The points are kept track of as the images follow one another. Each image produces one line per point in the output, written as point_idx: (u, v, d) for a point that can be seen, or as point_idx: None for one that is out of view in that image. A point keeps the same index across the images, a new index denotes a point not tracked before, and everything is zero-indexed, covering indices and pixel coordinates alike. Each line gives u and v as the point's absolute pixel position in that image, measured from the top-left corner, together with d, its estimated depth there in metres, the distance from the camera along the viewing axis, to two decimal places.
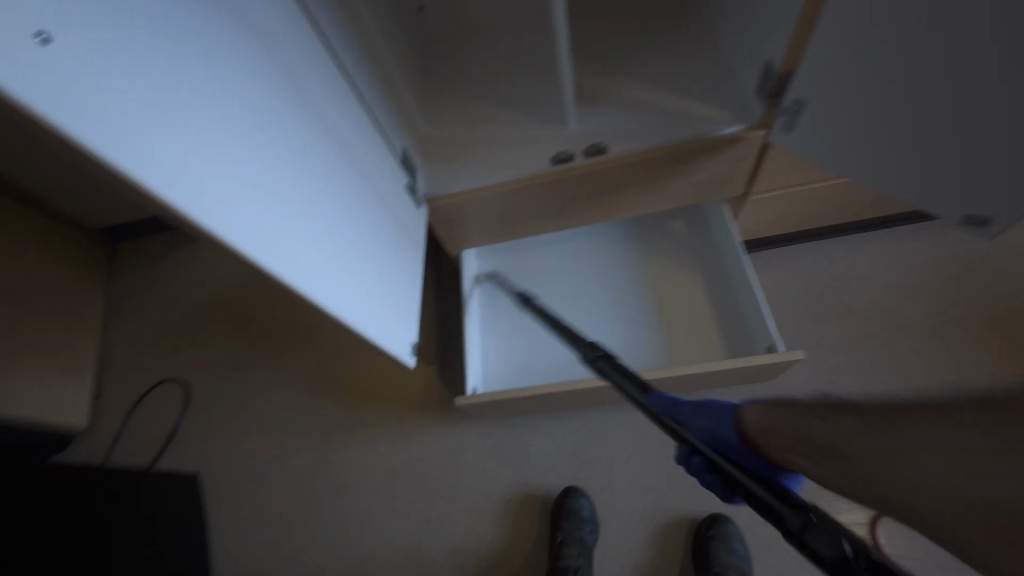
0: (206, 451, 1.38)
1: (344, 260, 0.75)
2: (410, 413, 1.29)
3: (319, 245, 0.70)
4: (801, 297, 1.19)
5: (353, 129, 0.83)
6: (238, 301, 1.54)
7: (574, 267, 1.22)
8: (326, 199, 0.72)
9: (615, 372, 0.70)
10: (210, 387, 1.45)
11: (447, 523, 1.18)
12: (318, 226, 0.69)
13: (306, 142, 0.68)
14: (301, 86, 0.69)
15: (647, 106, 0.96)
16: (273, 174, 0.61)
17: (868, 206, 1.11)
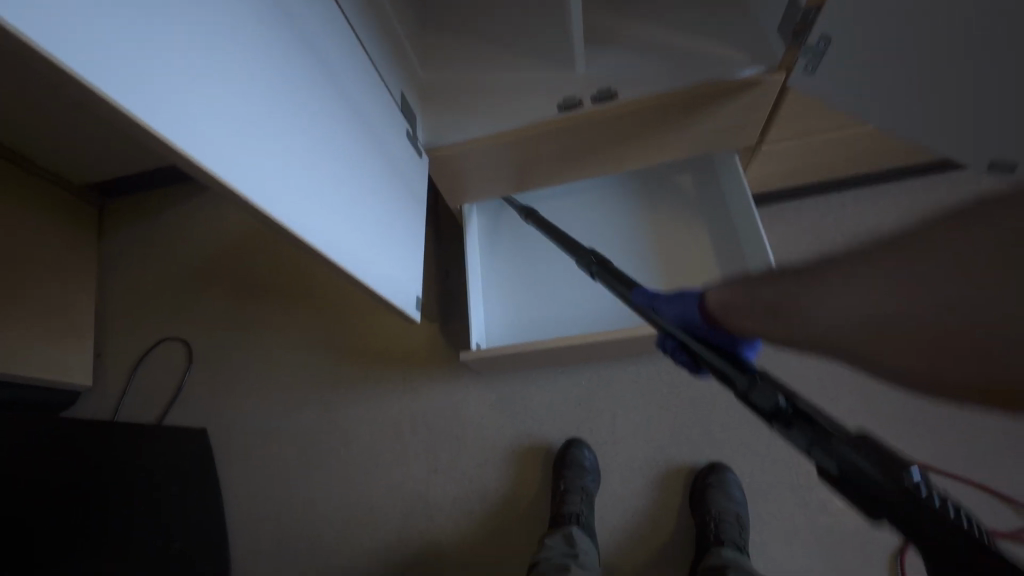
0: (218, 405, 1.42)
1: (348, 213, 0.73)
2: (415, 368, 1.32)
3: (323, 195, 0.68)
4: (811, 252, 1.17)
5: (350, 73, 0.78)
6: (239, 259, 1.53)
7: (578, 221, 1.20)
8: (325, 148, 0.69)
9: (608, 277, 0.78)
10: (217, 345, 1.47)
11: (453, 472, 1.22)
12: (320, 175, 0.67)
13: (302, 85, 0.64)
14: (292, 21, 0.64)
15: (660, 48, 0.90)
16: (270, 117, 0.58)
17: (888, 156, 1.06)
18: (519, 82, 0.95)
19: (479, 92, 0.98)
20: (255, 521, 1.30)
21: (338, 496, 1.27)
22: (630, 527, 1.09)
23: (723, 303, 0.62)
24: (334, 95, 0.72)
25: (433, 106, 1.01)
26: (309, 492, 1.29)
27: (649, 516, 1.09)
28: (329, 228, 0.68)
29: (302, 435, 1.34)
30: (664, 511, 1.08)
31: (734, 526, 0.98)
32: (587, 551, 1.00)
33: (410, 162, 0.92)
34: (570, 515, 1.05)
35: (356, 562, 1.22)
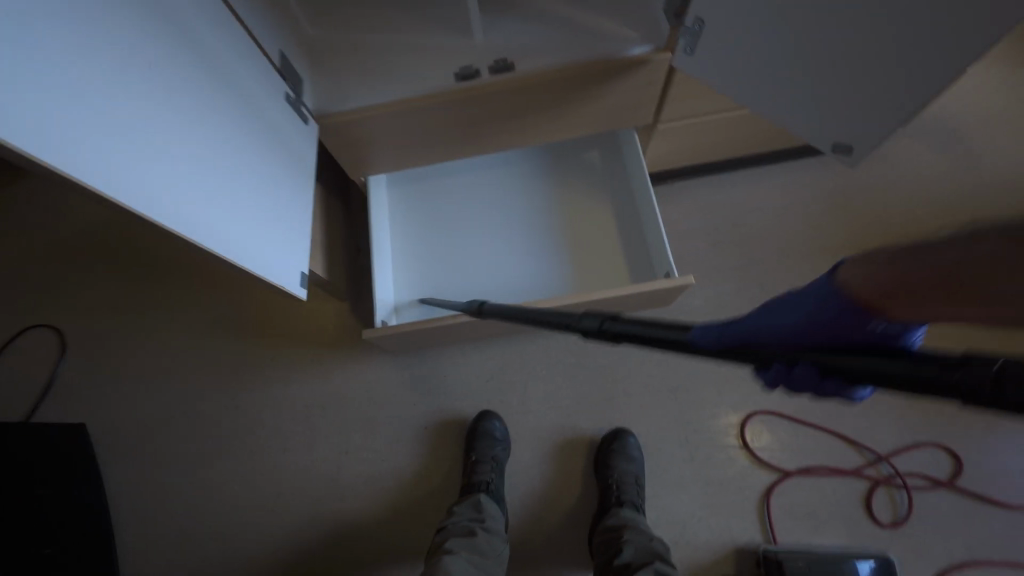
0: (99, 399, 1.28)
1: (230, 179, 0.67)
2: (323, 349, 1.27)
3: (205, 162, 0.62)
4: (703, 227, 1.25)
5: (220, 26, 0.70)
6: (117, 237, 1.38)
7: (488, 196, 1.19)
8: (199, 107, 0.62)
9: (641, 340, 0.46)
10: (93, 332, 1.32)
11: (366, 452, 1.20)
12: (197, 139, 0.61)
13: (160, 34, 0.57)
14: None
15: (556, 21, 0.90)
16: (129, 69, 0.51)
17: (767, 137, 1.15)
18: (416, 47, 0.92)
19: (373, 56, 0.93)
20: (150, 518, 1.21)
21: (243, 486, 1.21)
22: (540, 491, 1.14)
23: (865, 287, 0.33)
24: (200, 48, 0.64)
25: (324, 71, 0.94)
26: (211, 483, 1.22)
27: (556, 479, 1.15)
28: (209, 198, 0.61)
29: (201, 424, 1.25)
30: (570, 474, 1.14)
31: (634, 486, 1.06)
32: (494, 517, 1.02)
33: (295, 131, 0.86)
34: (479, 484, 1.08)
35: (265, 550, 1.17)
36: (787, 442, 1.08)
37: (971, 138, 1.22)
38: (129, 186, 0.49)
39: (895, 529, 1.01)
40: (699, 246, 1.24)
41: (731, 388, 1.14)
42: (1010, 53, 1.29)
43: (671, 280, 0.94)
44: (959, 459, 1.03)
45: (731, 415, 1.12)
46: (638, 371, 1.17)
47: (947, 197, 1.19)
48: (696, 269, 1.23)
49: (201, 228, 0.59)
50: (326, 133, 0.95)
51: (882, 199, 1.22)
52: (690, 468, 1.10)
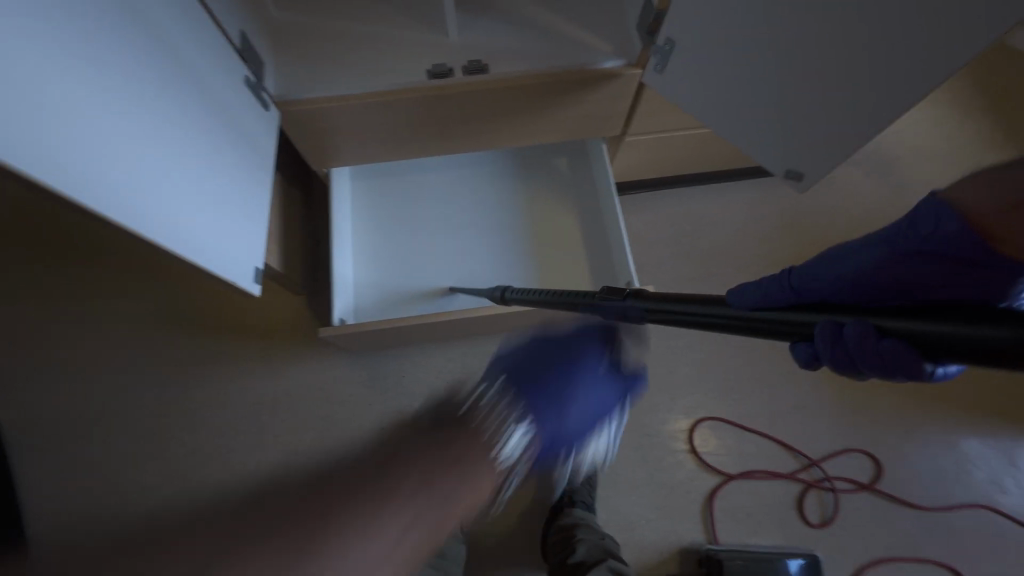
0: (16, 393, 1.17)
1: (180, 165, 0.62)
2: (274, 345, 1.21)
3: (153, 147, 0.57)
4: (663, 239, 1.29)
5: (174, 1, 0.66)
6: (44, 217, 1.26)
7: (455, 196, 1.18)
8: (150, 86, 0.58)
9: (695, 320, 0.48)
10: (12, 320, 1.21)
11: (317, 453, 1.16)
12: (145, 120, 0.56)
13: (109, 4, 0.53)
14: None
15: (532, 27, 0.90)
16: (76, 45, 0.47)
17: (726, 156, 1.20)
18: (389, 41, 0.90)
19: (342, 45, 0.90)
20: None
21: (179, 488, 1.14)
22: None
23: (977, 205, 0.39)
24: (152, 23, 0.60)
25: (289, 56, 0.90)
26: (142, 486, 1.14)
27: None
28: (156, 183, 0.57)
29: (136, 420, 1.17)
30: None
31: (586, 487, 1.08)
32: None
33: (252, 117, 0.81)
34: None
35: None
36: (730, 446, 1.14)
37: (903, 170, 1.33)
38: (67, 170, 0.45)
39: (822, 529, 1.09)
40: (658, 257, 1.28)
41: (682, 394, 1.18)
42: (944, 95, 1.40)
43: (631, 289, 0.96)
44: (880, 465, 1.12)
45: (682, 421, 1.17)
46: None
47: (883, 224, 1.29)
48: (654, 279, 1.27)
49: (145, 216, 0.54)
50: (288, 121, 0.90)
51: (828, 222, 1.30)
52: (640, 472, 1.14)
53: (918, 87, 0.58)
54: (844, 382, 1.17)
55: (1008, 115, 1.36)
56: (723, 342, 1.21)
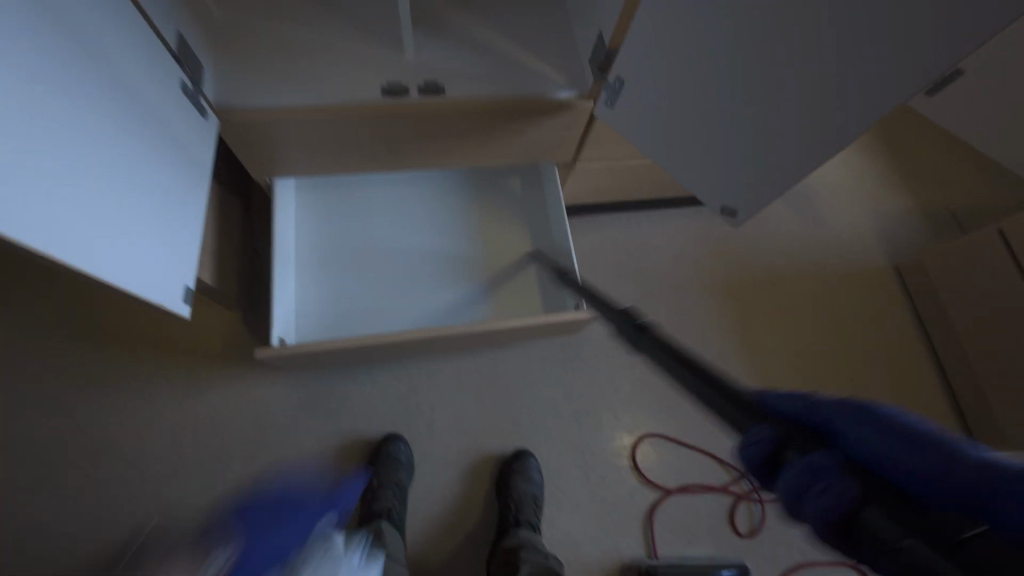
0: None
1: (87, 165, 0.57)
2: (204, 363, 1.14)
3: (65, 151, 0.53)
4: (609, 260, 1.35)
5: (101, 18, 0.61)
6: None
7: (409, 212, 1.16)
8: (67, 105, 0.54)
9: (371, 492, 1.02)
10: None
11: (248, 480, 1.09)
12: (61, 128, 0.53)
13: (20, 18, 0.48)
14: None
15: (487, 52, 0.91)
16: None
17: (668, 185, 1.27)
18: (339, 54, 0.87)
19: (289, 53, 0.87)
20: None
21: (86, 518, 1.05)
22: (439, 516, 1.12)
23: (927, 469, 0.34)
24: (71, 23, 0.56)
25: (231, 59, 0.86)
26: (45, 516, 1.05)
27: (458, 503, 1.13)
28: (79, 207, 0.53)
29: (42, 444, 1.08)
30: (473, 498, 1.14)
31: (532, 506, 1.08)
32: (396, 543, 0.98)
33: (189, 125, 0.76)
34: (381, 511, 1.03)
35: None
36: (670, 462, 1.20)
37: (820, 204, 1.48)
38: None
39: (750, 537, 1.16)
40: (604, 278, 1.33)
41: (625, 412, 1.23)
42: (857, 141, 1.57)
43: (579, 313, 0.99)
44: None
45: (626, 437, 1.21)
46: (544, 395, 1.22)
47: (804, 254, 1.42)
48: (600, 299, 1.31)
49: (42, 227, 0.49)
50: (229, 129, 0.85)
51: (756, 250, 1.41)
52: (584, 488, 1.17)
53: (838, 136, 0.63)
54: None
55: (906, 163, 1.55)
56: (663, 360, 1.28)
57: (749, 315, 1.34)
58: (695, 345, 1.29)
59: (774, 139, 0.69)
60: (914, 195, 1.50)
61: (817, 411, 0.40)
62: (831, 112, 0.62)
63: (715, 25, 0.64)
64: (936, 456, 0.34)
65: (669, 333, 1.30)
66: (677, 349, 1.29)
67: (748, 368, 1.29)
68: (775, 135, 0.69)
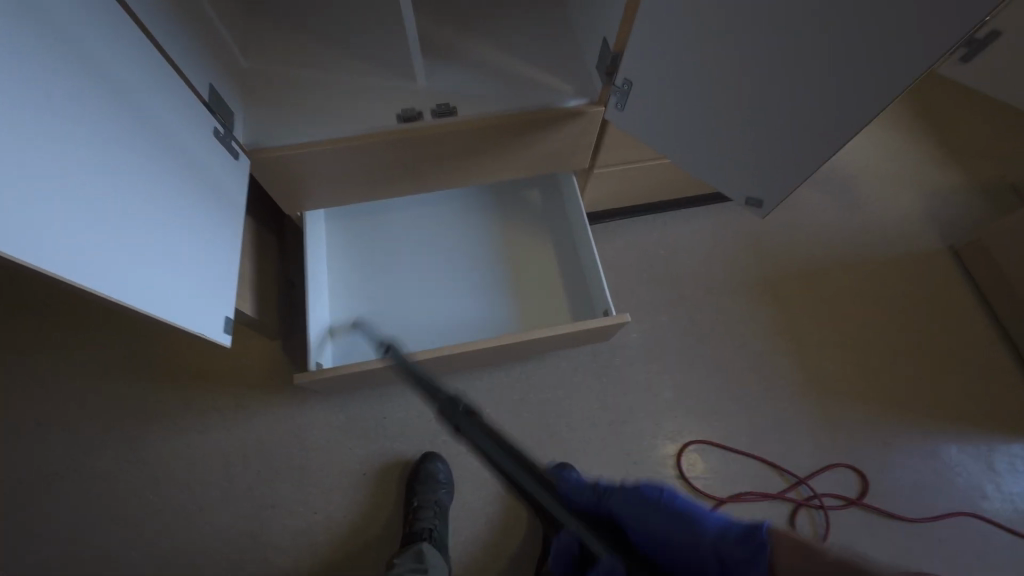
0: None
1: (138, 211, 0.62)
2: (249, 392, 1.19)
3: (112, 205, 0.58)
4: (635, 264, 1.33)
5: (143, 82, 0.67)
6: (20, 289, 1.28)
7: (434, 233, 1.19)
8: (115, 159, 0.59)
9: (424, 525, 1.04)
10: None
11: (294, 504, 1.12)
12: (110, 180, 0.58)
13: (71, 93, 0.54)
14: (58, 26, 0.54)
15: (496, 71, 0.94)
16: (8, 94, 0.46)
17: (690, 184, 1.25)
18: (356, 89, 0.92)
19: (311, 91, 0.92)
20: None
21: (147, 546, 1.10)
22: (482, 535, 1.11)
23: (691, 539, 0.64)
24: (114, 84, 0.62)
25: (259, 103, 0.92)
26: (111, 546, 1.11)
27: (500, 521, 1.12)
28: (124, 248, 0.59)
29: (107, 476, 1.15)
30: (514, 516, 1.12)
31: None
32: (438, 564, 0.97)
33: (221, 166, 0.82)
34: (421, 531, 1.03)
35: None
36: (718, 469, 1.14)
37: (857, 188, 1.41)
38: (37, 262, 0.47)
39: None
40: (633, 283, 1.31)
41: (666, 418, 1.18)
42: (892, 119, 1.49)
43: (609, 319, 0.97)
44: (866, 479, 1.13)
45: (669, 445, 1.16)
46: (581, 407, 1.19)
47: (845, 242, 1.34)
48: (631, 304, 1.29)
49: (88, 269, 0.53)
50: (260, 168, 0.91)
51: (792, 242, 1.35)
52: None
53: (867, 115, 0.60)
54: (824, 398, 1.18)
55: (950, 137, 1.45)
56: (702, 363, 1.23)
57: (790, 310, 1.28)
58: (734, 346, 1.24)
59: (796, 123, 0.66)
60: (963, 170, 1.41)
61: (608, 505, 0.72)
62: (853, 86, 0.58)
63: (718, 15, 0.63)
64: (688, 545, 0.64)
65: (704, 335, 1.25)
66: (715, 351, 1.24)
67: (795, 366, 1.22)
68: (799, 119, 0.66)
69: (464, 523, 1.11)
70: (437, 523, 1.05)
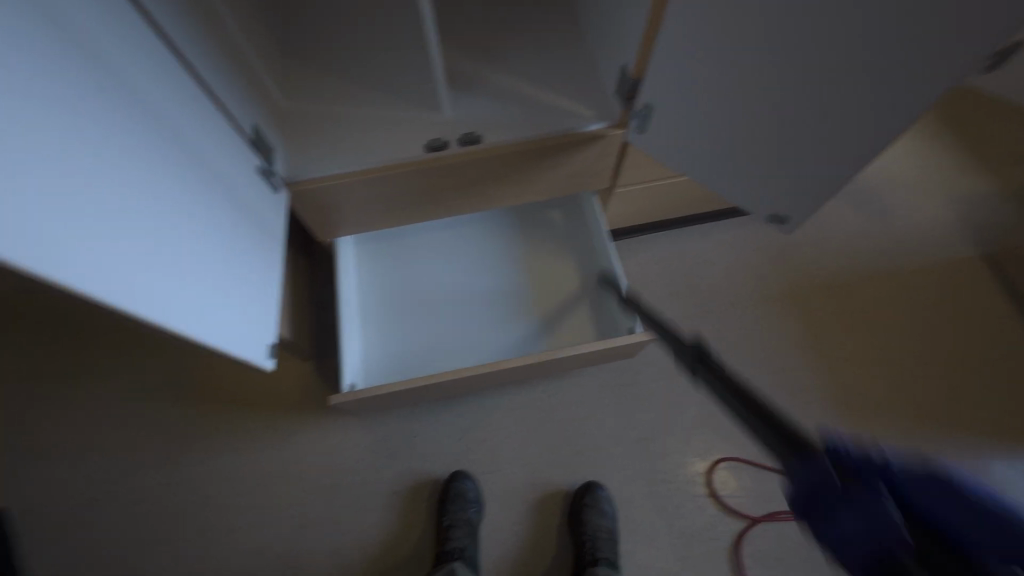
0: (39, 478, 1.21)
1: (202, 249, 0.67)
2: (283, 412, 1.23)
3: (148, 219, 0.57)
4: (657, 279, 1.33)
5: (200, 126, 0.72)
6: (70, 318, 1.35)
7: (460, 254, 1.23)
8: (182, 200, 0.64)
9: (458, 543, 1.05)
10: (36, 410, 1.27)
11: (329, 522, 1.14)
12: (179, 222, 0.63)
13: (149, 147, 0.60)
14: (131, 83, 0.59)
15: (519, 98, 0.97)
16: (102, 153, 0.51)
17: (711, 199, 1.26)
18: (386, 121, 0.97)
19: (343, 126, 0.97)
20: None
21: (186, 566, 1.13)
22: (513, 555, 1.11)
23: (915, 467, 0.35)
24: (167, 121, 0.65)
25: (296, 138, 0.97)
26: (151, 565, 1.14)
27: (531, 540, 1.12)
28: (192, 286, 0.63)
29: (151, 495, 1.19)
30: (545, 535, 1.12)
31: (608, 541, 1.05)
32: None
33: (263, 200, 0.86)
34: (454, 550, 1.04)
35: None
36: (750, 487, 1.12)
37: (882, 197, 1.39)
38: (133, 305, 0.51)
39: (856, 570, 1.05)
40: (656, 298, 1.31)
41: (695, 435, 1.17)
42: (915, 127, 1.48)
43: (635, 337, 0.98)
44: None
45: (699, 463, 1.15)
46: (607, 424, 1.19)
47: (871, 252, 1.33)
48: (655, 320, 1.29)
49: (150, 300, 0.55)
50: (296, 199, 0.96)
51: (817, 254, 1.34)
52: (660, 519, 1.12)
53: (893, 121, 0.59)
54: (858, 413, 1.16)
55: (977, 144, 1.43)
56: None
57: (818, 323, 1.26)
58: (762, 359, 1.23)
59: (820, 132, 0.66)
60: (993, 177, 1.38)
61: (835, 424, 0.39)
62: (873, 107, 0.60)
63: (738, 35, 0.65)
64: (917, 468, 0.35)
65: (731, 349, 1.24)
66: (743, 365, 1.23)
67: (826, 379, 1.20)
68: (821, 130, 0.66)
69: (494, 542, 1.11)
70: (471, 539, 1.07)
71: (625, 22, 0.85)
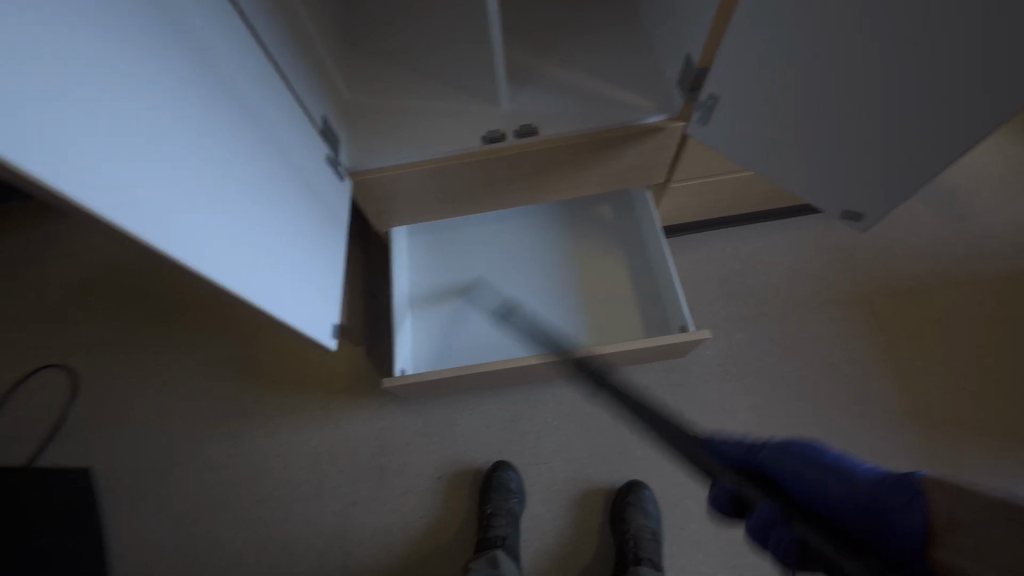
0: (117, 442, 1.31)
1: (274, 229, 0.71)
2: (337, 394, 1.29)
3: (228, 195, 0.61)
4: (710, 279, 1.29)
5: (280, 114, 0.77)
6: (156, 296, 1.49)
7: (512, 246, 1.24)
8: (260, 181, 0.69)
9: (501, 533, 1.06)
10: (120, 378, 1.39)
11: (376, 501, 1.18)
12: (255, 201, 0.67)
13: (236, 130, 0.64)
14: (224, 73, 0.64)
15: (577, 91, 0.97)
16: (195, 130, 0.56)
17: (770, 198, 1.21)
18: (446, 113, 0.99)
19: (403, 118, 1.00)
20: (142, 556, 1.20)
21: (242, 533, 1.20)
22: (553, 547, 1.10)
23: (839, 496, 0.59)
24: (255, 110, 0.70)
25: (361, 129, 1.01)
26: (209, 530, 1.21)
27: (571, 534, 1.11)
28: (261, 261, 0.67)
29: (213, 464, 1.27)
30: (585, 529, 1.11)
31: (651, 542, 1.03)
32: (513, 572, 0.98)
33: (331, 187, 0.91)
34: (495, 538, 1.05)
35: None
36: None
37: (962, 199, 1.29)
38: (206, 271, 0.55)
39: None
40: (708, 298, 1.27)
41: None
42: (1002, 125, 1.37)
43: (688, 335, 0.96)
44: None
45: None
46: None
47: (949, 257, 1.23)
48: (706, 320, 1.25)
49: (225, 268, 0.59)
50: (358, 188, 1.00)
51: (886, 257, 1.26)
52: (705, 523, 1.09)
53: (987, 119, 0.55)
54: (932, 428, 1.07)
55: None
56: (784, 383, 1.16)
57: (886, 330, 1.19)
58: (823, 366, 1.17)
59: (904, 130, 0.63)
60: None
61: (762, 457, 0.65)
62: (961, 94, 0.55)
63: (833, 19, 0.60)
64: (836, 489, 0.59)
65: (788, 353, 1.19)
66: (800, 370, 1.17)
67: (895, 391, 1.12)
68: (901, 123, 0.62)
69: (534, 534, 1.12)
70: (513, 530, 1.08)
71: (691, 10, 0.83)
